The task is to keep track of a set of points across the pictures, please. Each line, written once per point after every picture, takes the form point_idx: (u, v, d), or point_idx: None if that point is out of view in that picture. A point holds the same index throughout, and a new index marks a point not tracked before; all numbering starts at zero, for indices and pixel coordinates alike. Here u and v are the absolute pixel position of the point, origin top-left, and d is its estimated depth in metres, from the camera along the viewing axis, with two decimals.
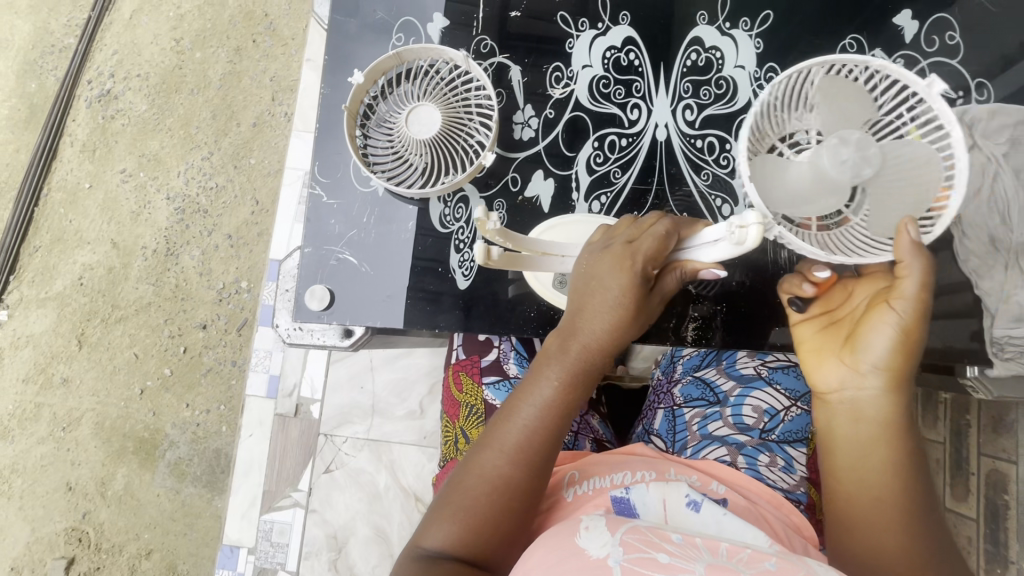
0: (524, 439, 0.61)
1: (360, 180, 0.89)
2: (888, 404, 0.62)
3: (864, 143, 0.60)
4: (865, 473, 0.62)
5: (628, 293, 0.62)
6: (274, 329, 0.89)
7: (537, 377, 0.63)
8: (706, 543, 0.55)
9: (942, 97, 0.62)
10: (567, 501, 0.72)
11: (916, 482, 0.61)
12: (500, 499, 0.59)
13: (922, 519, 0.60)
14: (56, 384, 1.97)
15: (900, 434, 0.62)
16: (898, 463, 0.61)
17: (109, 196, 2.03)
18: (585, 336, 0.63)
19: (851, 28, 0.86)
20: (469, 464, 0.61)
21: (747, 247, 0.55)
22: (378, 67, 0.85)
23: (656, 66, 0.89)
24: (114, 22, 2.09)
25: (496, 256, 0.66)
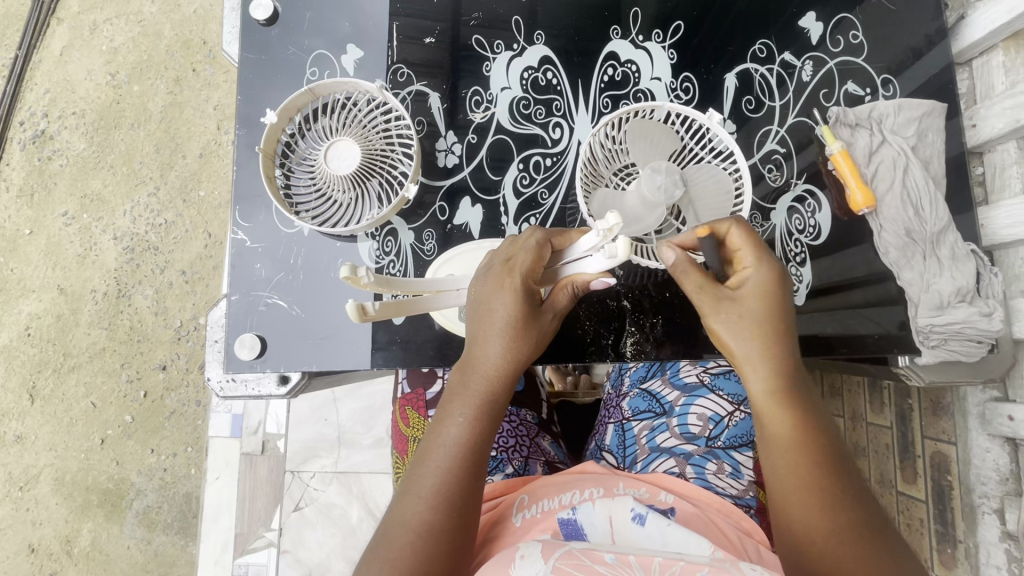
0: (441, 481, 0.59)
1: (284, 222, 0.86)
2: (772, 372, 0.61)
3: (670, 171, 0.74)
4: (770, 455, 0.61)
5: (515, 311, 0.64)
6: (206, 383, 0.84)
7: (445, 413, 0.63)
8: (638, 560, 0.56)
9: (721, 125, 0.79)
10: (514, 527, 0.72)
11: (825, 448, 0.59)
12: (423, 547, 0.57)
13: (839, 491, 0.57)
14: (9, 442, 1.88)
15: (792, 401, 0.60)
16: (798, 435, 0.59)
17: (51, 241, 1.95)
18: (484, 362, 0.64)
19: (760, 34, 0.88)
20: (392, 518, 0.59)
21: (620, 258, 0.59)
22: (291, 104, 0.83)
23: (574, 84, 0.89)
24: (44, 59, 2.00)
25: (372, 309, 0.66)
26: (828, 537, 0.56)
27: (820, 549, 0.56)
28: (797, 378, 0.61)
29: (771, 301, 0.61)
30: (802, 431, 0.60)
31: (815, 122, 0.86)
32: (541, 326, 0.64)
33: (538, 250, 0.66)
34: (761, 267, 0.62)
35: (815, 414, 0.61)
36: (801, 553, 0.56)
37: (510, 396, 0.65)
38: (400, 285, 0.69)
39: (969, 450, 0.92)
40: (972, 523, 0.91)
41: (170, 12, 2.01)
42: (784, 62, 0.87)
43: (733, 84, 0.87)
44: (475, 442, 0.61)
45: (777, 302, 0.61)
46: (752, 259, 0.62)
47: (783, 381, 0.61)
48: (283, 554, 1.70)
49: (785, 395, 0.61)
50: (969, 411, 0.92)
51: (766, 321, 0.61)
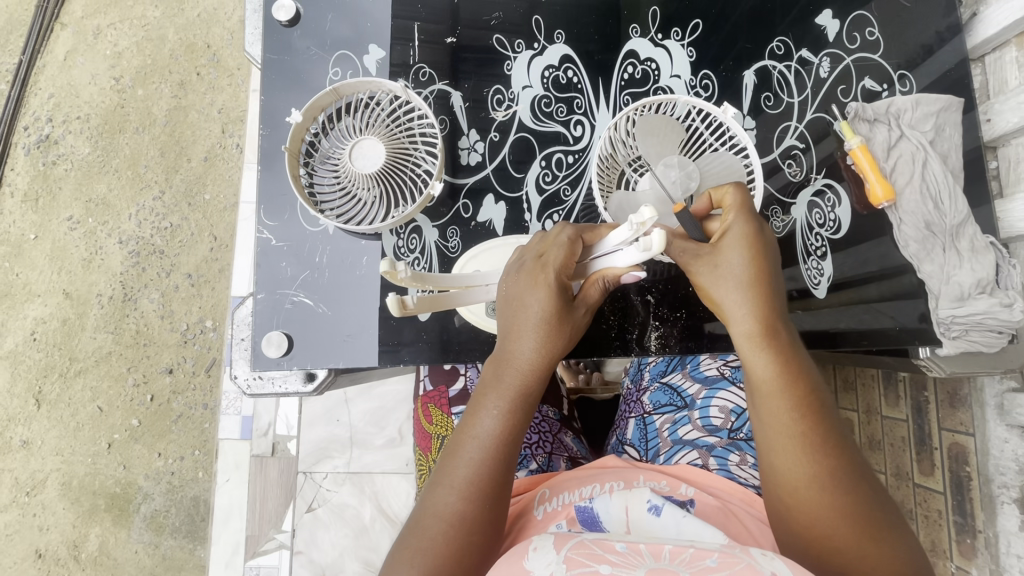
0: (473, 474, 0.60)
1: (308, 220, 0.87)
2: (752, 313, 0.60)
3: (684, 163, 0.77)
4: (755, 402, 0.60)
5: (549, 306, 0.65)
6: (233, 381, 0.85)
7: (478, 406, 0.64)
8: (650, 549, 0.53)
9: (735, 118, 0.80)
10: (536, 518, 0.74)
11: (809, 392, 0.58)
12: (458, 537, 0.57)
13: (825, 437, 0.57)
14: (15, 447, 1.88)
15: (774, 341, 0.60)
16: (783, 378, 0.58)
17: (57, 245, 1.95)
18: (516, 356, 0.65)
19: (777, 32, 0.89)
20: (426, 510, 0.60)
21: (654, 251, 0.59)
22: (315, 104, 0.84)
23: (595, 82, 0.90)
24: (48, 65, 2.00)
25: (411, 302, 0.68)
26: (813, 481, 0.55)
27: (804, 493, 0.56)
28: (779, 318, 0.61)
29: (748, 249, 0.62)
30: (786, 374, 0.59)
31: (833, 117, 0.87)
32: (575, 321, 0.65)
33: (570, 246, 0.67)
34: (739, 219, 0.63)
35: (799, 357, 0.60)
36: (787, 504, 0.57)
37: (541, 390, 0.66)
38: (435, 280, 0.71)
39: (988, 441, 0.93)
40: (992, 514, 0.92)
41: (173, 16, 2.02)
42: (802, 59, 0.89)
43: (752, 81, 0.88)
44: (507, 433, 0.62)
45: (756, 249, 0.61)
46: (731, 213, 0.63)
47: (764, 323, 0.60)
48: (296, 555, 1.70)
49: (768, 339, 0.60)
50: (986, 402, 0.93)
51: (747, 266, 0.61)
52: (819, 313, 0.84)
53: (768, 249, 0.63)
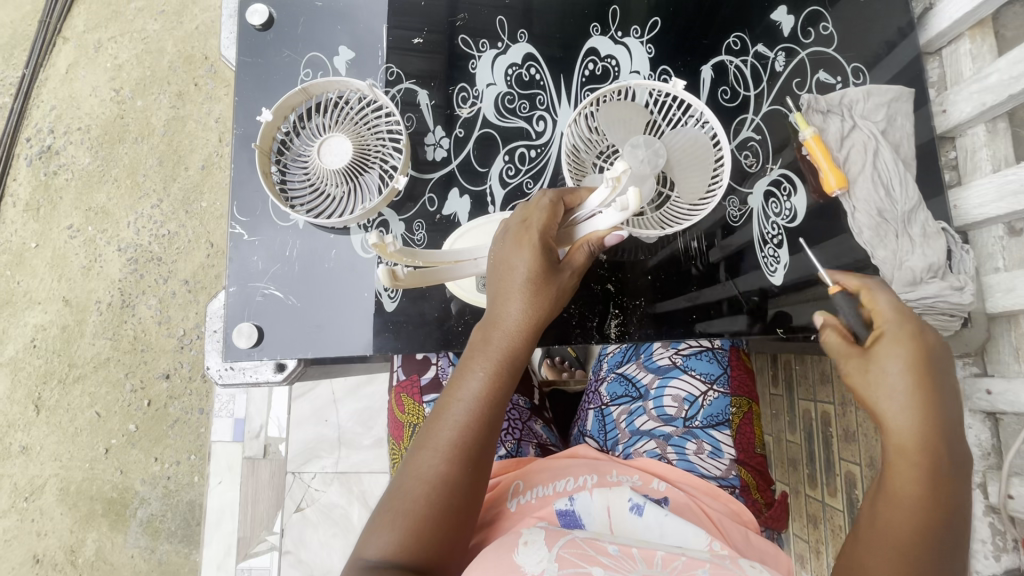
0: (457, 436, 0.62)
1: (280, 215, 0.90)
2: (908, 429, 0.56)
3: (650, 142, 0.78)
4: (876, 499, 0.57)
5: (534, 269, 0.66)
6: (206, 371, 0.89)
7: (465, 370, 0.66)
8: (642, 553, 0.57)
9: (687, 92, 0.82)
10: (510, 512, 0.75)
11: (945, 524, 0.54)
12: (438, 497, 0.59)
13: (943, 565, 0.53)
14: (15, 453, 1.91)
15: (926, 466, 0.55)
16: (920, 495, 0.54)
17: (57, 253, 1.99)
18: (503, 320, 0.67)
19: (733, 28, 0.91)
20: (408, 473, 0.61)
21: (632, 208, 0.62)
22: (286, 103, 0.87)
23: (557, 79, 0.92)
24: (50, 78, 2.06)
25: (401, 273, 0.70)
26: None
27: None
28: (945, 444, 0.55)
29: (913, 359, 0.56)
30: (929, 501, 0.54)
31: (788, 109, 0.89)
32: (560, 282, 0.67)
33: (552, 210, 0.69)
34: (901, 324, 0.58)
35: (953, 490, 0.54)
36: None
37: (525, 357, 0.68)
38: (422, 255, 0.73)
39: None
40: None
41: (172, 29, 2.07)
42: (757, 54, 0.91)
43: (709, 75, 0.90)
44: (493, 396, 0.64)
45: (921, 357, 0.56)
46: (887, 312, 0.59)
47: (922, 442, 0.55)
48: (286, 555, 1.71)
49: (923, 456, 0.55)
50: None
51: (910, 372, 0.56)
52: (779, 302, 0.84)
53: (940, 364, 0.57)
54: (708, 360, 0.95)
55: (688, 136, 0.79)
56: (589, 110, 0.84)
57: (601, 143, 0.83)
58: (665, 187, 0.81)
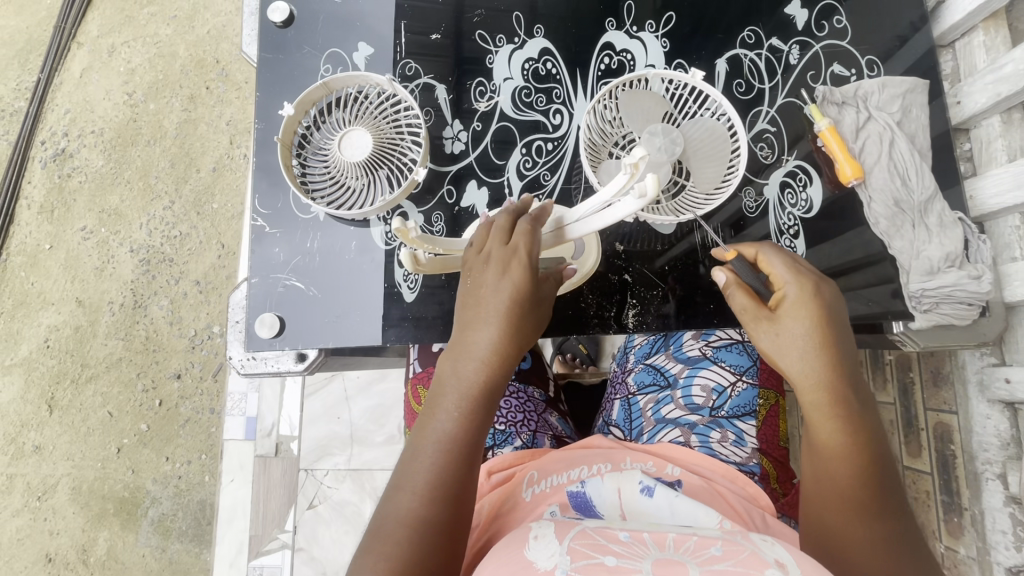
0: (433, 476, 0.62)
1: (301, 208, 0.91)
2: (822, 383, 0.61)
3: (667, 130, 0.79)
4: (813, 456, 0.63)
5: (509, 301, 0.65)
6: (228, 361, 0.90)
7: (439, 405, 0.65)
8: (654, 538, 0.57)
9: (705, 82, 0.82)
10: (525, 501, 0.77)
11: (874, 459, 0.61)
12: (416, 537, 0.60)
13: (878, 483, 0.61)
14: (28, 452, 1.93)
15: (843, 409, 0.61)
16: (848, 444, 0.61)
17: (70, 255, 2.02)
18: (474, 352, 0.65)
19: (748, 22, 0.92)
20: (388, 514, 0.62)
21: (650, 196, 0.63)
22: (307, 98, 0.88)
23: (573, 73, 0.93)
24: (65, 82, 2.09)
25: (423, 259, 0.73)
26: (864, 542, 0.58)
27: (854, 550, 0.58)
28: (849, 387, 0.62)
29: (814, 315, 0.63)
30: (853, 438, 0.61)
31: (803, 102, 0.90)
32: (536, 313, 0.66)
33: (528, 239, 0.67)
34: (796, 284, 0.65)
35: (867, 426, 0.62)
36: (827, 542, 0.60)
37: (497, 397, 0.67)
38: (442, 243, 0.74)
39: (971, 418, 0.93)
40: (977, 491, 0.92)
41: (184, 33, 2.10)
42: (772, 47, 0.91)
43: (724, 68, 0.91)
44: (467, 433, 0.64)
45: (823, 314, 0.63)
46: (783, 274, 0.67)
47: (833, 394, 0.61)
48: (298, 552, 1.72)
49: (838, 403, 0.61)
50: (969, 380, 0.94)
51: (815, 329, 0.63)
52: None
53: (836, 315, 0.64)
54: (738, 352, 0.95)
55: (705, 126, 0.80)
56: (605, 100, 0.85)
57: (618, 131, 0.84)
58: (681, 175, 0.81)
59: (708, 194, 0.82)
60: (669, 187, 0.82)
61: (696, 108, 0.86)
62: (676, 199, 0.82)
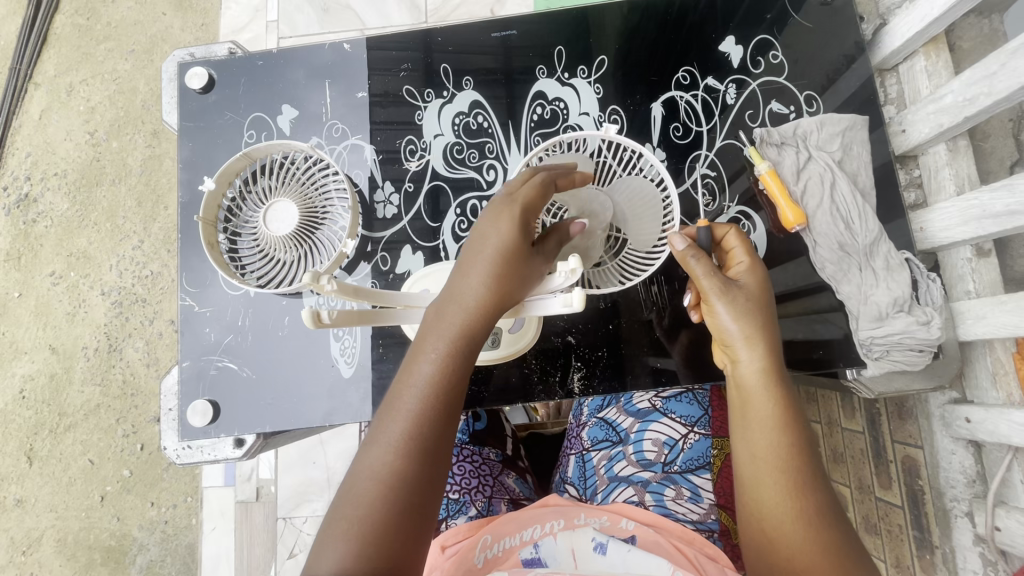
0: (411, 428, 0.56)
1: (231, 285, 0.87)
2: (769, 348, 0.65)
3: (592, 196, 0.77)
4: (751, 429, 0.64)
5: (509, 240, 0.62)
6: (163, 451, 0.86)
7: (416, 356, 0.61)
8: None
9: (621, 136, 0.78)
10: (478, 567, 0.76)
11: (805, 436, 0.62)
12: (390, 496, 0.54)
13: (814, 467, 0.61)
14: (10, 506, 1.88)
15: (776, 380, 0.64)
16: (784, 415, 0.63)
17: (41, 302, 1.97)
18: (464, 297, 0.61)
19: (681, 62, 0.89)
20: (356, 471, 0.56)
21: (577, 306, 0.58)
22: (229, 169, 0.85)
23: (505, 125, 0.90)
24: (25, 124, 2.04)
25: (328, 316, 0.58)
26: (797, 517, 0.59)
27: (785, 529, 0.59)
28: (781, 361, 0.66)
29: (761, 298, 0.67)
30: (786, 408, 0.63)
31: (742, 143, 0.87)
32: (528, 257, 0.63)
33: (540, 190, 0.66)
34: (752, 271, 0.69)
35: (799, 401, 0.64)
36: (759, 523, 0.61)
37: (485, 334, 0.62)
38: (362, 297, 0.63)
39: (936, 454, 0.91)
40: (947, 529, 0.90)
41: (144, 67, 2.04)
42: (708, 87, 0.88)
43: (660, 112, 0.88)
44: (451, 382, 0.59)
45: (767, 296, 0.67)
46: (742, 255, 0.70)
47: (771, 359, 0.65)
48: None
49: (774, 376, 0.64)
50: (932, 414, 0.92)
51: (759, 308, 0.67)
52: None
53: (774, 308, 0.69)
54: (688, 402, 0.92)
55: (635, 182, 0.78)
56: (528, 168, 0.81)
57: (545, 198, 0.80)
58: (618, 232, 0.79)
59: (650, 249, 0.79)
60: (609, 245, 0.79)
61: (628, 158, 0.83)
62: (620, 255, 0.80)
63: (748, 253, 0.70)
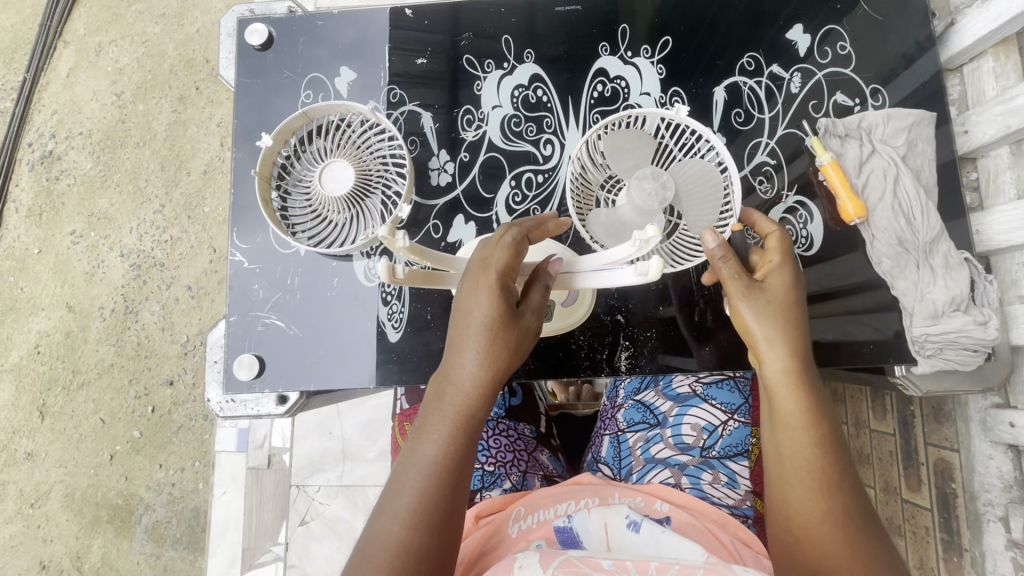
0: (418, 500, 0.55)
1: (281, 243, 0.88)
2: (791, 349, 0.62)
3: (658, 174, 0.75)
4: (776, 431, 0.62)
5: (495, 310, 0.60)
6: (207, 403, 0.87)
7: (422, 429, 0.59)
8: (636, 566, 0.58)
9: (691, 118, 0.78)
10: (510, 537, 0.75)
11: (834, 431, 0.60)
12: (400, 566, 0.52)
13: (843, 468, 0.59)
14: (20, 459, 1.89)
15: (804, 380, 0.62)
16: (808, 418, 0.60)
17: (60, 260, 1.97)
18: (463, 368, 0.60)
19: (747, 48, 0.88)
20: (370, 540, 0.55)
21: (650, 277, 0.59)
22: (286, 128, 0.85)
23: (564, 101, 0.90)
24: (51, 82, 2.03)
25: (401, 272, 0.61)
26: (826, 519, 0.56)
27: (817, 533, 0.56)
28: (809, 357, 0.63)
29: (790, 300, 0.65)
30: (812, 408, 0.61)
31: (805, 133, 0.86)
32: (520, 326, 0.60)
33: (516, 249, 0.63)
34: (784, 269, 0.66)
35: (826, 403, 0.61)
36: (791, 534, 0.58)
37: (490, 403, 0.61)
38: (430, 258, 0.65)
39: (973, 458, 0.91)
40: (978, 532, 0.90)
41: (173, 32, 2.03)
42: (773, 74, 0.88)
43: (723, 97, 0.88)
44: (458, 446, 0.58)
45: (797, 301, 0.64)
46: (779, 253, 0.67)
47: (796, 359, 0.62)
48: (290, 568, 1.68)
49: (801, 377, 0.62)
50: (971, 418, 0.91)
51: (786, 309, 0.64)
52: None
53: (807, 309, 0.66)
54: (729, 390, 0.92)
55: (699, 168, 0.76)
56: (591, 143, 0.81)
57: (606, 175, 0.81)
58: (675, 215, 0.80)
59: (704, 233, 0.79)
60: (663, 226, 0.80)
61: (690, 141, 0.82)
62: (672, 237, 0.81)
63: (781, 250, 0.67)
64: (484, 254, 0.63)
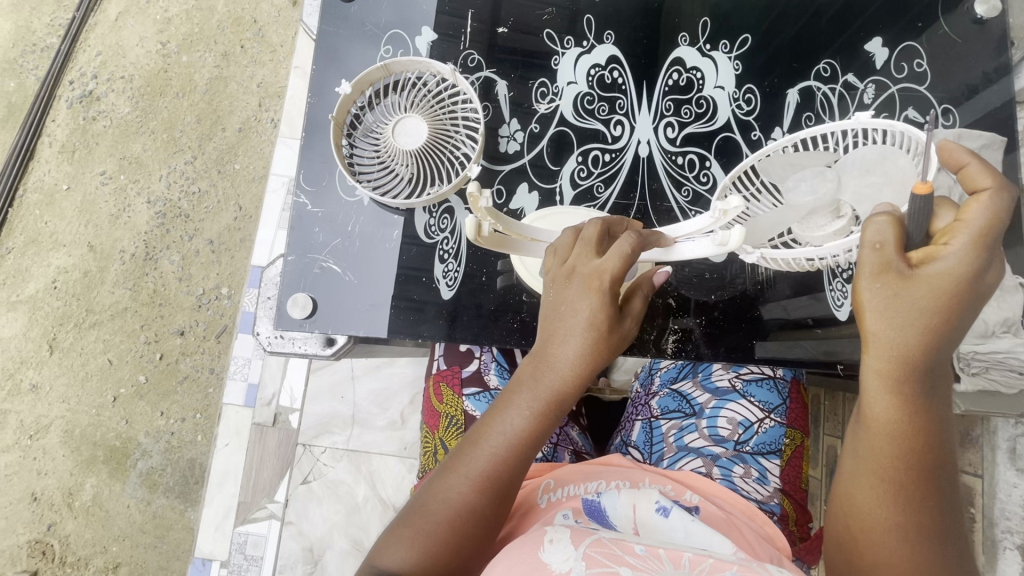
0: (492, 467, 0.56)
1: (346, 190, 0.90)
2: (905, 350, 0.47)
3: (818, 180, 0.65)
4: (856, 437, 0.52)
5: (603, 314, 0.57)
6: (256, 336, 0.92)
7: (506, 403, 0.58)
8: (669, 555, 0.55)
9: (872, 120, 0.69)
10: (539, 506, 0.73)
11: (929, 453, 0.49)
12: (463, 525, 0.54)
13: (929, 492, 0.49)
14: (24, 390, 1.83)
15: (914, 392, 0.48)
16: (901, 434, 0.49)
17: (87, 198, 1.93)
18: (554, 359, 0.58)
19: (824, 54, 0.90)
20: (432, 490, 0.56)
21: (730, 247, 0.60)
22: (366, 78, 0.85)
23: (639, 84, 0.93)
24: (99, 23, 2.02)
25: (486, 231, 0.63)
26: (892, 532, 0.49)
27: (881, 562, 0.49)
28: (931, 364, 0.48)
29: (937, 298, 0.46)
30: (908, 423, 0.49)
31: None
32: (623, 333, 0.59)
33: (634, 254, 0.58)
34: (965, 257, 0.45)
35: (930, 417, 0.49)
36: (848, 551, 0.51)
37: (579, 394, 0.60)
38: (509, 220, 0.67)
39: (995, 485, 0.92)
40: (993, 557, 0.91)
41: None
42: (847, 83, 0.89)
43: (795, 99, 0.90)
44: (538, 435, 0.57)
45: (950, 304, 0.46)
46: (969, 231, 0.45)
47: (906, 366, 0.48)
48: (286, 526, 1.57)
49: (909, 387, 0.48)
50: (998, 445, 0.93)
51: (931, 309, 0.46)
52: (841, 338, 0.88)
53: (969, 306, 0.47)
54: (768, 389, 0.93)
55: (875, 151, 0.63)
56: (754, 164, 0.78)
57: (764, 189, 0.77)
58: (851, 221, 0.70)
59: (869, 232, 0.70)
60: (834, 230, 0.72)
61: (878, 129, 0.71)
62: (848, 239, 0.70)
63: (972, 231, 0.45)
64: (587, 260, 0.59)
